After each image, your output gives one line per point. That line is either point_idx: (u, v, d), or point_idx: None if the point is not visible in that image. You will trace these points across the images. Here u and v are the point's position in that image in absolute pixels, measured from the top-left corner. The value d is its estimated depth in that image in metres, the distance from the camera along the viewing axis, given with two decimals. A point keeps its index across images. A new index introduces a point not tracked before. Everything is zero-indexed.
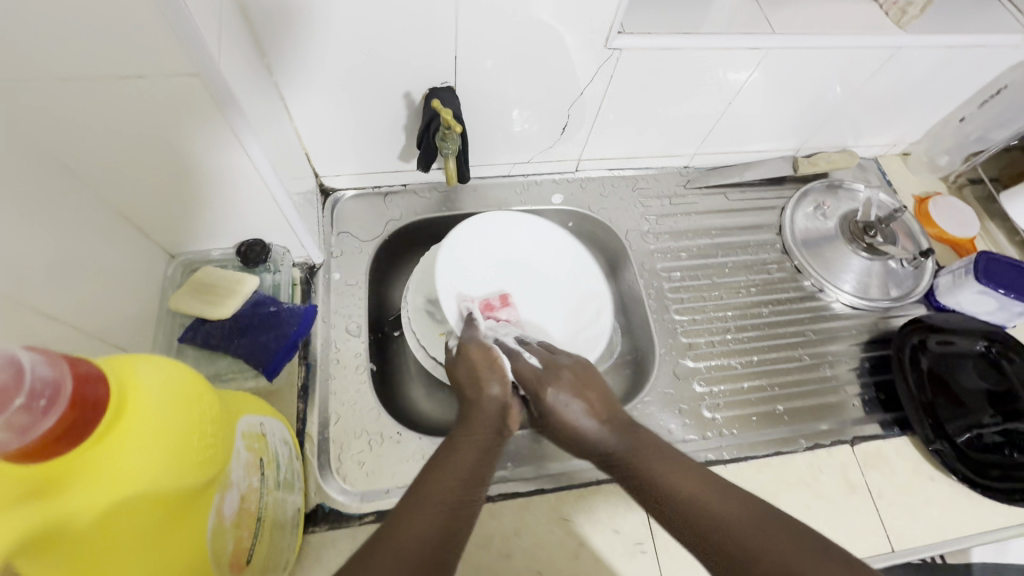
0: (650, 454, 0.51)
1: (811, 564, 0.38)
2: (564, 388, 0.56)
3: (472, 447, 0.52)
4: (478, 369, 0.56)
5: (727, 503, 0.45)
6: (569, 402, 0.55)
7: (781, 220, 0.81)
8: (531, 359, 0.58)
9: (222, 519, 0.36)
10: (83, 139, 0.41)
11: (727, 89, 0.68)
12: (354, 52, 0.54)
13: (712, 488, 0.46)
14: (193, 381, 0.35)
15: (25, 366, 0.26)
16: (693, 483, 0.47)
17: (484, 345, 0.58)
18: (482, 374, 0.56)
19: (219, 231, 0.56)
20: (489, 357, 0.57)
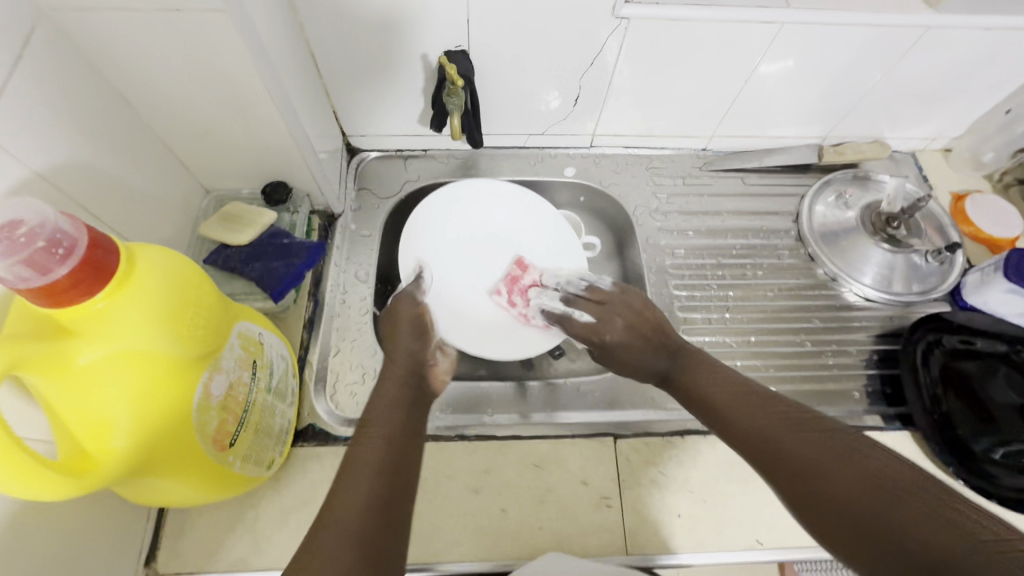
0: (698, 368, 0.50)
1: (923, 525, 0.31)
2: (619, 330, 0.58)
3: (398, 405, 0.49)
4: (398, 324, 0.60)
5: (767, 421, 0.41)
6: (626, 340, 0.57)
7: (799, 208, 0.79)
8: (584, 316, 0.62)
9: (209, 396, 0.41)
10: (128, 69, 0.47)
11: (743, 65, 0.68)
12: (376, 12, 0.59)
13: (755, 400, 0.44)
14: (194, 273, 0.40)
15: (52, 219, 0.33)
16: (747, 409, 0.43)
17: (415, 303, 0.62)
18: (400, 334, 0.58)
19: (248, 171, 0.62)
20: (416, 314, 0.61)
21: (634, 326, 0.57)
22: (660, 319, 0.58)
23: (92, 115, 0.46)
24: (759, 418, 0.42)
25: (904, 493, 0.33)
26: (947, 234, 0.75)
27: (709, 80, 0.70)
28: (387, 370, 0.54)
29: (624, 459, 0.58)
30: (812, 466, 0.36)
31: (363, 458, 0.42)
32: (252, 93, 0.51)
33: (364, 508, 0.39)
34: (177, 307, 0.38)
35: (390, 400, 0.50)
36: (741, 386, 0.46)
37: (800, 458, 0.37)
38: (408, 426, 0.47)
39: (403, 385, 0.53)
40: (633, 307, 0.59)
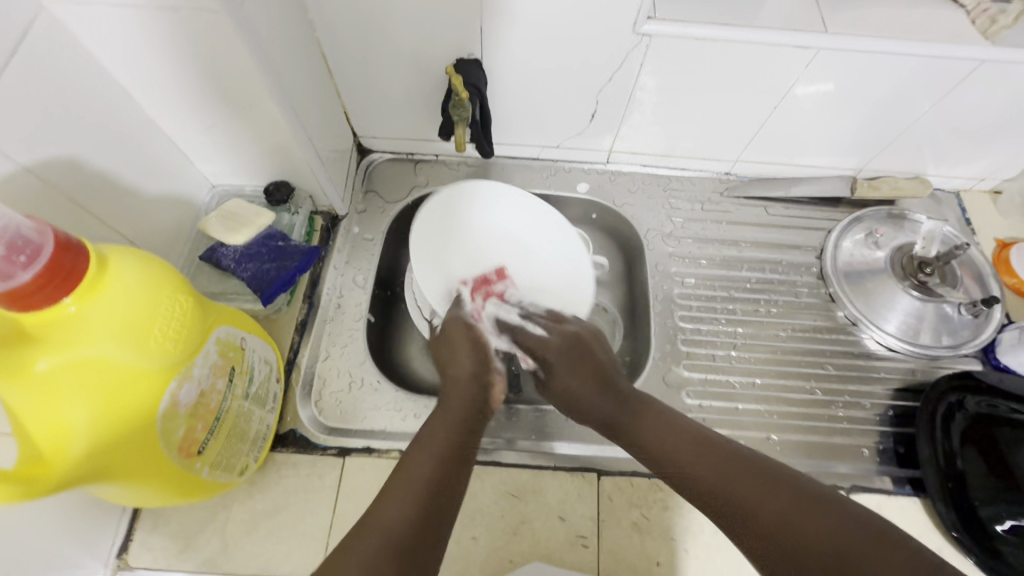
0: (651, 420, 0.52)
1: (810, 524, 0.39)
2: (563, 363, 0.57)
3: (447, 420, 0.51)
4: (458, 348, 0.57)
5: (700, 461, 0.46)
6: (574, 380, 0.56)
7: (824, 243, 0.74)
8: (537, 330, 0.59)
9: (177, 405, 0.40)
10: (128, 66, 0.47)
11: (774, 90, 0.64)
12: (389, 20, 0.58)
13: (700, 444, 0.48)
14: (169, 280, 0.40)
15: (14, 224, 0.32)
16: (664, 439, 0.50)
17: (462, 321, 0.59)
18: (460, 351, 0.57)
19: (252, 170, 0.62)
20: (473, 338, 0.58)
21: (577, 358, 0.57)
22: (599, 353, 0.58)
23: (89, 107, 0.46)
24: (709, 471, 0.45)
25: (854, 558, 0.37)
26: (986, 285, 0.69)
27: (736, 103, 0.66)
28: (450, 388, 0.55)
29: (606, 498, 0.56)
30: (743, 497, 0.43)
31: (416, 475, 0.45)
32: (253, 93, 0.50)
33: (402, 517, 0.42)
34: (148, 315, 0.37)
35: (450, 422, 0.51)
36: (696, 433, 0.49)
37: (770, 512, 0.41)
38: (462, 449, 0.49)
39: (469, 406, 0.53)
40: (584, 341, 0.58)
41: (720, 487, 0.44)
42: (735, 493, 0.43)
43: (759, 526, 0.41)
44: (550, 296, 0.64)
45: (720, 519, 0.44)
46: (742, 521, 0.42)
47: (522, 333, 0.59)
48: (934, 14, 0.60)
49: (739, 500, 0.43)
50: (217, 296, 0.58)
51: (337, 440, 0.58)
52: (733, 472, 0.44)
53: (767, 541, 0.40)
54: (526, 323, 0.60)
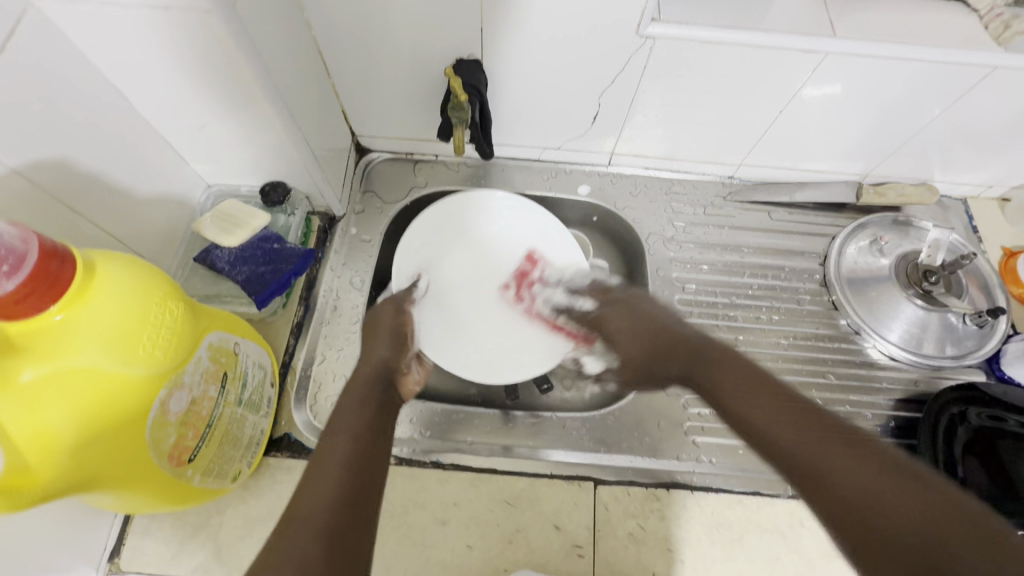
0: (711, 363, 0.43)
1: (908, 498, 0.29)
2: (614, 319, 0.54)
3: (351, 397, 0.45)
4: (380, 326, 0.55)
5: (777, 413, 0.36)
6: (617, 326, 0.54)
7: (827, 250, 0.73)
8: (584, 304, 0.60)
9: (166, 414, 0.40)
10: (120, 64, 0.46)
11: (780, 94, 0.63)
12: (388, 20, 0.57)
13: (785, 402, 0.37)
14: (159, 287, 0.39)
15: None
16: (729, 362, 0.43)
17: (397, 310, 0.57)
18: (378, 336, 0.53)
19: (248, 170, 0.61)
20: (398, 327, 0.56)
21: (632, 320, 0.52)
22: (653, 309, 0.52)
23: (80, 106, 0.45)
24: (804, 443, 0.34)
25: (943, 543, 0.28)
26: (992, 295, 0.68)
27: (741, 106, 0.65)
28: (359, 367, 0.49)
29: (603, 507, 0.55)
30: (824, 458, 0.32)
31: (335, 455, 0.39)
32: (247, 93, 0.49)
33: (326, 504, 0.35)
34: (137, 324, 0.37)
35: (355, 401, 0.45)
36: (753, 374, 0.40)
37: (851, 484, 0.31)
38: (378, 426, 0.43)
39: (374, 383, 0.48)
40: (629, 302, 0.54)
41: (794, 456, 0.34)
42: (810, 452, 0.33)
43: (834, 486, 0.31)
44: (565, 271, 0.68)
45: (791, 470, 0.34)
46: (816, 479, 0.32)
47: (574, 311, 0.61)
48: (945, 18, 0.59)
49: (813, 459, 0.33)
50: (211, 299, 0.57)
51: None
52: (819, 435, 0.34)
53: (845, 514, 0.30)
54: (575, 303, 0.61)
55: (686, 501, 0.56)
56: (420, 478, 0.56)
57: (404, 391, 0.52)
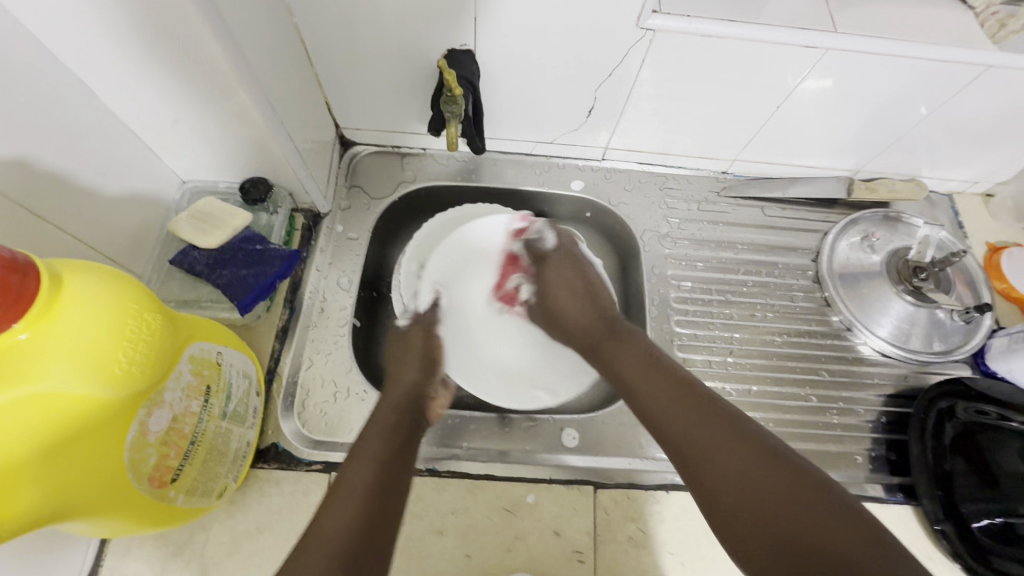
0: (621, 349, 0.51)
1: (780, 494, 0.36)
2: (557, 271, 0.60)
3: (379, 424, 0.48)
4: (408, 354, 0.57)
5: (682, 412, 0.43)
6: (557, 287, 0.59)
7: (820, 246, 0.73)
8: (548, 237, 0.63)
9: (145, 433, 0.37)
10: (82, 52, 0.42)
11: (776, 90, 0.62)
12: (374, 7, 0.53)
13: (687, 394, 0.44)
14: (136, 298, 0.36)
15: None
16: (635, 361, 0.49)
17: (425, 333, 0.59)
18: (408, 362, 0.56)
19: (225, 165, 0.57)
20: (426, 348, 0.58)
21: (567, 282, 0.59)
22: (563, 304, 0.58)
23: (39, 100, 0.41)
24: (701, 433, 0.41)
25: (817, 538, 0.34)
26: (979, 290, 0.69)
27: (738, 102, 0.64)
28: (387, 395, 0.52)
29: (603, 512, 0.54)
30: (715, 451, 0.40)
31: (355, 478, 0.42)
32: (222, 85, 0.46)
33: (347, 532, 0.39)
34: (115, 340, 0.34)
35: (385, 425, 0.48)
36: (673, 378, 0.46)
37: (739, 472, 0.38)
38: (403, 453, 0.47)
39: (403, 410, 0.51)
40: (574, 262, 0.61)
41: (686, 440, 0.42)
42: (701, 436, 0.41)
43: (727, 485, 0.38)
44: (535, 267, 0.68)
45: (687, 462, 0.41)
46: (709, 466, 0.39)
47: (536, 246, 0.63)
48: (941, 15, 0.59)
49: (702, 445, 0.41)
50: (190, 305, 0.54)
51: (322, 454, 0.55)
52: (720, 429, 0.41)
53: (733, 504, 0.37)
54: (541, 236, 0.64)
55: (685, 503, 0.56)
56: (415, 486, 0.54)
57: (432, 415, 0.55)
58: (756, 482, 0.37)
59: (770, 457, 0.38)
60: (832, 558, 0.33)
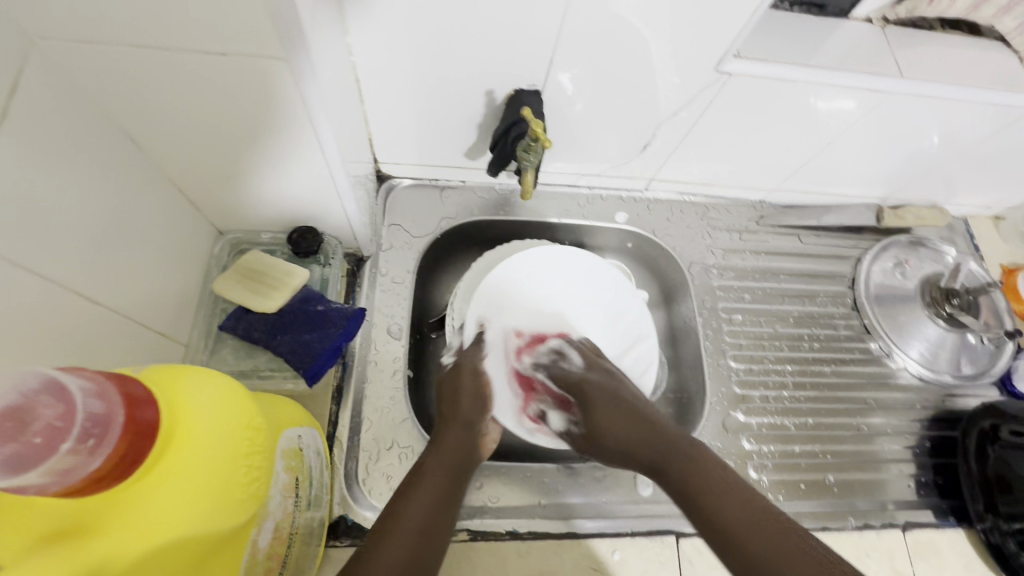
0: (666, 443, 0.48)
1: None
2: (597, 407, 0.53)
3: (436, 468, 0.48)
4: (462, 393, 0.55)
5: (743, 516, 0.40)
6: (608, 402, 0.53)
7: (855, 272, 0.76)
8: (575, 357, 0.59)
9: (256, 552, 0.33)
10: (142, 105, 0.36)
11: (832, 129, 0.62)
12: (441, 49, 0.49)
13: (743, 499, 0.41)
14: (244, 407, 0.32)
15: (76, 400, 0.23)
16: (687, 461, 0.46)
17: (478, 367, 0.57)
18: (465, 400, 0.54)
19: (274, 215, 0.52)
20: (478, 388, 0.55)
21: (618, 402, 0.53)
22: (632, 394, 0.55)
23: (95, 167, 0.36)
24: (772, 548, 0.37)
25: None
26: (1002, 317, 0.73)
27: (790, 139, 0.64)
28: (445, 431, 0.51)
29: (688, 562, 0.54)
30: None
31: (407, 516, 0.43)
32: (295, 143, 0.41)
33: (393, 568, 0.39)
34: (230, 457, 0.30)
35: (438, 464, 0.48)
36: (742, 492, 0.42)
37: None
38: (452, 496, 0.46)
39: (459, 455, 0.50)
40: (606, 383, 0.55)
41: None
42: (765, 554, 0.37)
43: None
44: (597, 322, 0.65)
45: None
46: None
47: (562, 369, 0.58)
48: (987, 57, 0.60)
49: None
50: (248, 374, 0.50)
51: None
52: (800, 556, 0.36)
53: None
54: (563, 355, 0.59)
55: None
56: (496, 551, 0.53)
57: (485, 450, 0.54)
58: None
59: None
60: None
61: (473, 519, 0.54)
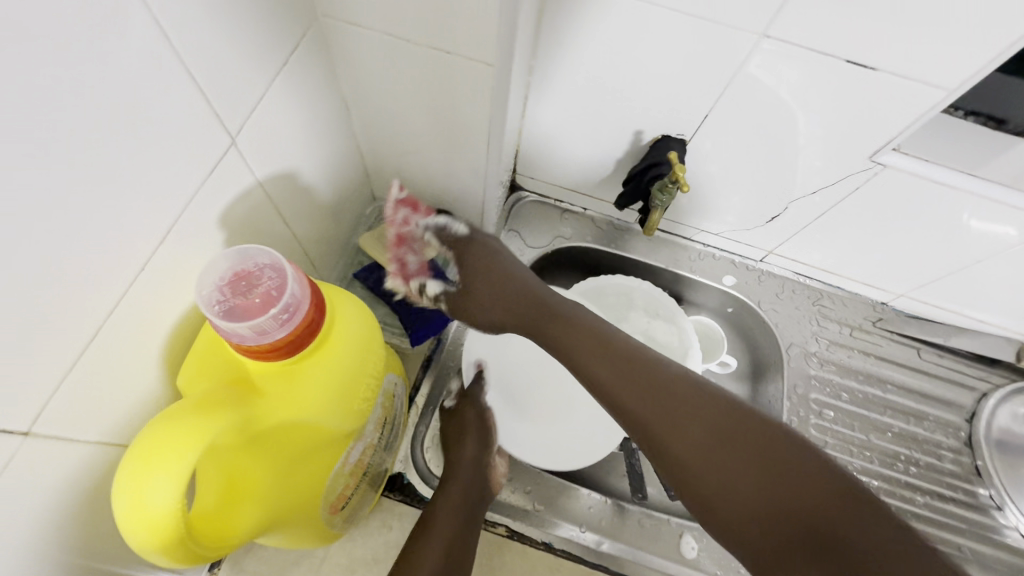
0: (557, 326, 0.46)
1: (701, 443, 0.37)
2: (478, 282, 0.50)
3: (448, 514, 0.48)
4: (466, 429, 0.55)
5: (626, 385, 0.41)
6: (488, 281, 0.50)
7: (977, 408, 0.69)
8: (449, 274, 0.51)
9: (345, 465, 0.38)
10: (367, 82, 0.44)
11: (985, 247, 0.58)
12: (606, 86, 0.55)
13: (626, 363, 0.42)
14: (376, 340, 0.38)
15: (286, 281, 0.30)
16: (590, 352, 0.44)
17: (479, 408, 0.57)
18: (466, 437, 0.54)
19: (423, 195, 0.59)
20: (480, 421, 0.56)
21: (492, 274, 0.50)
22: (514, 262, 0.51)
23: (321, 122, 0.44)
24: (637, 400, 0.40)
25: (735, 469, 0.36)
26: None
27: (934, 248, 0.61)
28: (451, 472, 0.52)
29: None
30: (684, 438, 0.38)
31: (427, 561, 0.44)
32: (468, 135, 0.47)
33: None
34: (356, 377, 0.35)
35: (450, 503, 0.49)
36: (621, 346, 0.44)
37: (672, 436, 0.38)
38: (464, 535, 0.48)
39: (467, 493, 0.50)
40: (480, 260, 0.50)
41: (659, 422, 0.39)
42: (651, 419, 0.39)
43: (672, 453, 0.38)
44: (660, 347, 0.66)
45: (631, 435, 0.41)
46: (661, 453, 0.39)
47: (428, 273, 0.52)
48: None
49: (659, 427, 0.39)
50: None
51: None
52: (650, 389, 0.40)
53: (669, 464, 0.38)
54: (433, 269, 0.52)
55: None
56: (530, 557, 0.54)
57: (495, 485, 0.55)
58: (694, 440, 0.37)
59: (737, 439, 0.36)
60: (741, 493, 0.35)
61: (516, 519, 0.56)
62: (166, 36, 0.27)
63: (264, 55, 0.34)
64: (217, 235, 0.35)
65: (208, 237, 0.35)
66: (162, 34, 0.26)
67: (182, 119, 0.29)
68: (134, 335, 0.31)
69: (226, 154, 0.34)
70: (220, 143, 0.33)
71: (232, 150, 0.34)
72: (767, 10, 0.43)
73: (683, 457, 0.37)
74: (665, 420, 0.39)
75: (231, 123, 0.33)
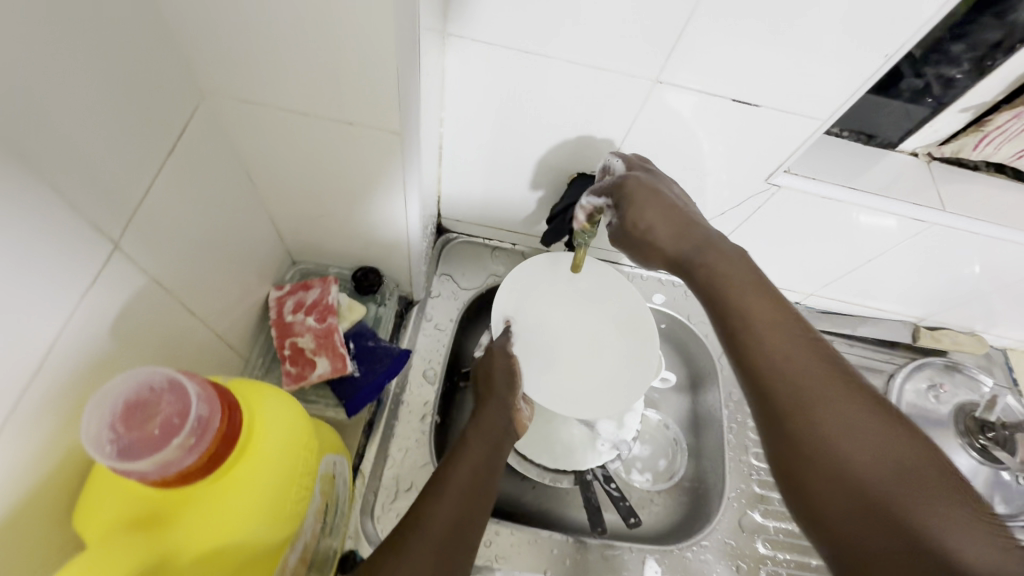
0: (758, 297, 0.38)
1: (858, 436, 0.31)
2: (639, 192, 0.46)
3: (480, 443, 0.51)
4: (493, 371, 0.58)
5: (811, 366, 0.34)
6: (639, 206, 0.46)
7: (888, 387, 0.76)
8: (340, 349, 0.52)
9: (286, 568, 0.36)
10: (270, 154, 0.43)
11: (873, 247, 0.65)
12: (518, 131, 0.56)
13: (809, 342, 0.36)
14: (304, 429, 0.36)
15: (190, 402, 0.27)
16: (778, 326, 0.37)
17: (507, 353, 0.59)
18: (495, 379, 0.57)
19: (345, 253, 0.57)
20: (509, 365, 0.58)
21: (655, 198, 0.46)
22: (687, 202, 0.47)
23: (224, 200, 0.42)
24: (807, 372, 0.34)
25: (888, 493, 0.29)
26: None
27: (833, 252, 0.67)
28: (485, 407, 0.55)
29: None
30: (829, 445, 0.32)
31: (455, 480, 0.47)
32: (382, 194, 0.46)
33: (445, 522, 0.43)
34: (286, 477, 0.33)
35: (480, 436, 0.52)
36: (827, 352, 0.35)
37: (819, 427, 0.32)
38: (490, 466, 0.50)
39: (477, 477, 0.48)
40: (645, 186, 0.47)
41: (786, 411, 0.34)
42: (803, 400, 0.33)
43: (813, 453, 0.32)
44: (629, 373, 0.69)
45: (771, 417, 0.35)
46: (804, 442, 0.33)
47: (316, 348, 0.52)
48: None
49: (802, 414, 0.33)
50: (295, 395, 0.53)
51: None
52: (836, 387, 0.33)
53: (809, 472, 0.32)
54: (323, 346, 0.52)
55: None
56: None
57: (519, 427, 0.58)
58: (847, 437, 0.31)
59: (910, 457, 0.30)
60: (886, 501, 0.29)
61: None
62: (20, 156, 0.24)
63: (144, 148, 0.32)
64: (107, 346, 0.32)
65: (98, 350, 0.32)
66: (17, 154, 0.24)
67: (50, 237, 0.27)
68: (14, 482, 0.27)
69: (110, 258, 0.31)
70: (100, 250, 0.30)
71: (116, 254, 0.31)
72: (657, 59, 0.46)
73: (831, 453, 0.31)
74: (839, 403, 0.33)
75: (114, 226, 0.31)
